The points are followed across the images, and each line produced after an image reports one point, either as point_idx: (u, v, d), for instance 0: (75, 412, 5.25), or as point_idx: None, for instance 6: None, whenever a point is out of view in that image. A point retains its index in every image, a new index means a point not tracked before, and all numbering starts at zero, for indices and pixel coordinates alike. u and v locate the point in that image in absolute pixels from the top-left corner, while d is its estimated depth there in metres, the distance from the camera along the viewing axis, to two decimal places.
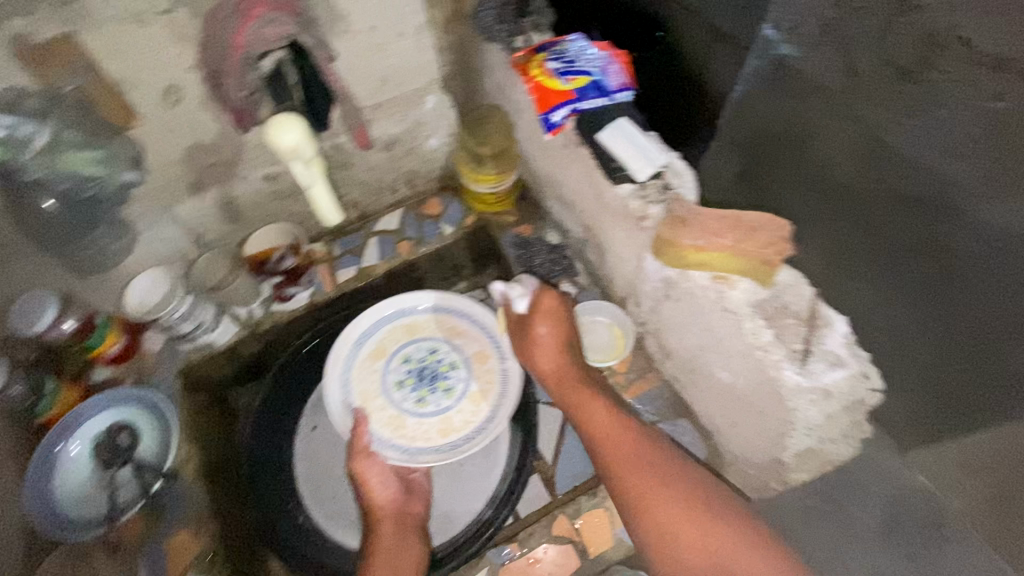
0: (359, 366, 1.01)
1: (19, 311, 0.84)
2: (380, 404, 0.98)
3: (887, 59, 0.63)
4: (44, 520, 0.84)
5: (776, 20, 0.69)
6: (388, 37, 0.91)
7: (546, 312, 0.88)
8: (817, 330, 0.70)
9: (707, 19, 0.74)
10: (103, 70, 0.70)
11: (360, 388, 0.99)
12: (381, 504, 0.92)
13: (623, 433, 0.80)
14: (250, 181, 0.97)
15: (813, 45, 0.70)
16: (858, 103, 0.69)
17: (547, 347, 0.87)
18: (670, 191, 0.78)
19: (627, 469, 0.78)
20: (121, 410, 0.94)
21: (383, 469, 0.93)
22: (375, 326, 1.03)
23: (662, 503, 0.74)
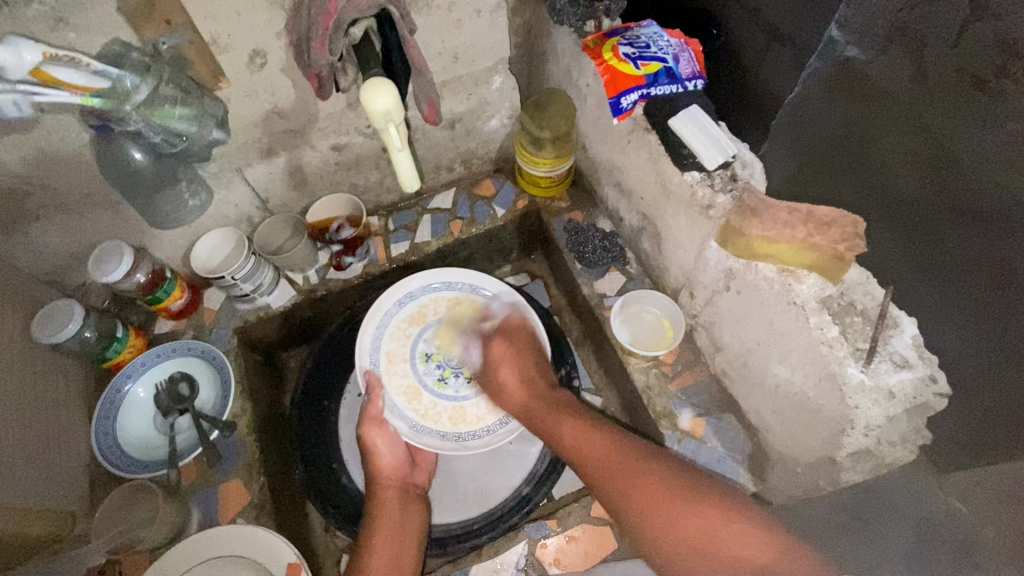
0: (394, 328, 1.01)
1: (99, 260, 0.89)
2: (404, 370, 0.98)
3: (879, 84, 0.58)
4: (109, 455, 0.90)
5: (841, 17, 0.58)
6: (465, 14, 0.93)
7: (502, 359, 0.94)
8: (885, 331, 0.68)
9: (765, 19, 0.70)
10: (200, 29, 0.73)
11: (388, 350, 0.99)
12: (386, 470, 0.90)
13: (609, 442, 0.78)
14: (318, 149, 1.00)
15: (873, 41, 0.56)
16: (870, 121, 0.60)
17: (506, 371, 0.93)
18: (738, 181, 0.78)
19: (615, 472, 0.75)
20: (184, 360, 0.99)
21: (393, 439, 0.92)
22: (418, 294, 1.03)
23: (649, 503, 0.70)
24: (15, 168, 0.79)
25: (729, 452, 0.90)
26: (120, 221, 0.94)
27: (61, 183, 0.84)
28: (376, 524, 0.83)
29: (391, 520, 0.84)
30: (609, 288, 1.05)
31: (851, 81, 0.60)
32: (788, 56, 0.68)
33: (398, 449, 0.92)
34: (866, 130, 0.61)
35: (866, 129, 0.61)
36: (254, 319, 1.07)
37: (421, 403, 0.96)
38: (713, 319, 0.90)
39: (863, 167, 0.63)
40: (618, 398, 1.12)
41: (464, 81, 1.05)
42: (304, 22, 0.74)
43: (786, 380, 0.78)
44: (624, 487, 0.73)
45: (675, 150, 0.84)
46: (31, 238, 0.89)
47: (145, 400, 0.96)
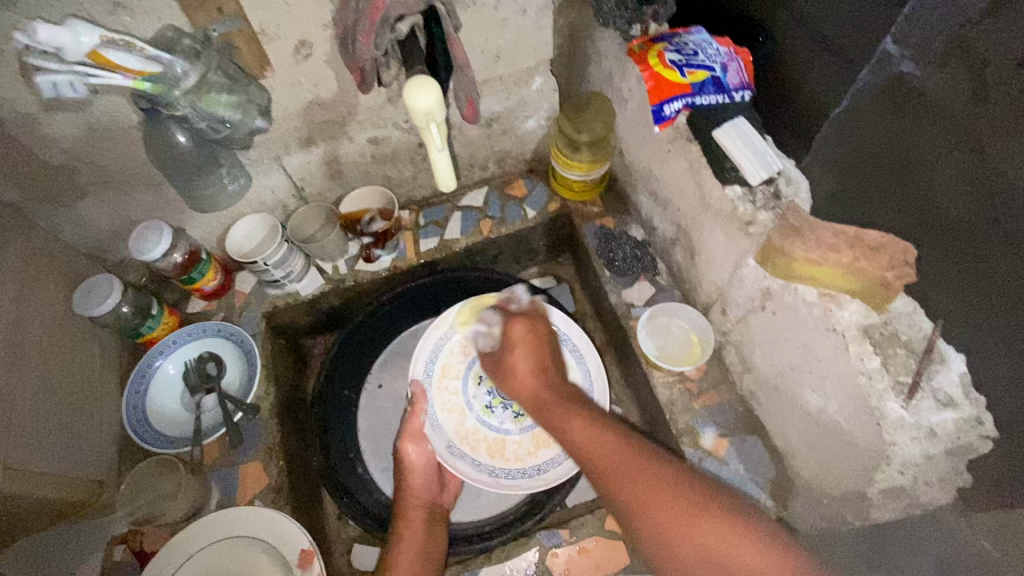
0: (456, 343, 1.01)
1: (138, 238, 0.91)
2: (452, 387, 1.00)
3: (931, 102, 0.55)
4: (138, 427, 0.93)
5: (898, 29, 0.56)
6: (510, 13, 0.92)
7: (519, 342, 0.85)
8: (929, 365, 0.64)
9: (811, 27, 0.67)
10: (250, 19, 0.74)
11: (444, 363, 1.00)
12: (414, 485, 0.92)
13: (609, 440, 0.70)
14: (356, 142, 1.01)
15: (931, 56, 0.54)
16: (920, 141, 0.58)
17: (523, 374, 0.83)
18: (782, 200, 0.75)
19: (625, 471, 0.65)
20: (214, 341, 1.02)
21: (428, 457, 0.94)
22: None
23: (659, 510, 0.61)
24: (67, 144, 0.82)
25: (751, 475, 0.87)
26: (162, 201, 0.96)
27: (109, 160, 0.87)
28: (402, 540, 0.85)
29: (415, 540, 0.85)
30: (637, 298, 1.03)
31: (904, 98, 0.58)
32: (835, 67, 0.65)
33: (431, 466, 0.93)
34: (916, 152, 0.59)
35: (916, 150, 0.58)
36: (283, 305, 1.09)
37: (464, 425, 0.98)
38: (744, 338, 0.87)
39: (910, 190, 0.61)
40: (638, 411, 1.10)
41: (505, 80, 1.04)
42: (352, 15, 0.75)
43: (818, 408, 0.75)
44: (631, 490, 0.64)
45: (717, 163, 0.82)
46: (78, 212, 0.92)
47: (174, 376, 0.99)
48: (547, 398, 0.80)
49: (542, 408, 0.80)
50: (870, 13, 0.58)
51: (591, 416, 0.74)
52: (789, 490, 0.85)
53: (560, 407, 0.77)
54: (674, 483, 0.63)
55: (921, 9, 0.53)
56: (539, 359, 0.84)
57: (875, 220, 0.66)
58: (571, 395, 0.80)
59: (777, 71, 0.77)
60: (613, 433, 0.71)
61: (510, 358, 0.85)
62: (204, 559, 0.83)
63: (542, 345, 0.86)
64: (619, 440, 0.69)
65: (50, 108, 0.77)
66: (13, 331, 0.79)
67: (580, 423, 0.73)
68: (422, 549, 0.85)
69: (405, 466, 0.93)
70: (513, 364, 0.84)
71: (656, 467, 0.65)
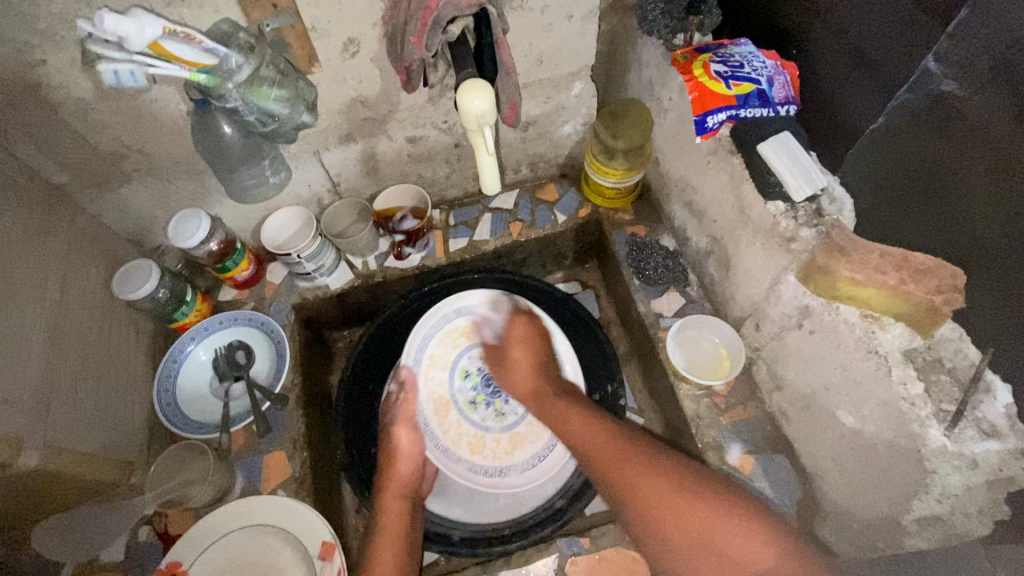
0: (446, 336, 1.07)
1: (178, 226, 0.92)
2: (439, 378, 1.05)
3: (973, 123, 0.55)
4: (167, 410, 0.95)
5: (941, 47, 0.56)
6: (556, 18, 0.92)
7: (518, 339, 0.98)
8: (975, 396, 0.62)
9: (852, 44, 0.68)
10: (302, 16, 0.76)
11: (433, 353, 1.06)
12: (400, 471, 0.92)
13: (606, 437, 0.79)
14: (393, 140, 1.01)
15: (973, 77, 0.54)
16: (955, 160, 0.58)
17: (521, 366, 0.95)
18: (825, 217, 0.74)
19: (613, 465, 0.75)
20: (244, 329, 1.03)
21: (415, 445, 0.95)
22: (474, 311, 1.07)
23: (659, 506, 0.69)
24: (116, 131, 0.84)
25: (777, 495, 0.86)
26: (201, 189, 0.98)
27: (154, 148, 0.88)
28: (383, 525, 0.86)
29: (396, 519, 0.87)
30: (667, 308, 1.02)
31: (943, 117, 0.57)
32: (871, 82, 0.67)
33: (417, 457, 0.94)
34: (949, 170, 0.58)
35: (952, 169, 0.58)
36: (312, 298, 1.10)
37: (447, 416, 1.04)
38: (778, 355, 0.86)
39: (942, 208, 0.60)
40: (660, 421, 1.10)
41: (545, 85, 1.04)
42: (402, 15, 0.76)
43: (854, 430, 0.74)
44: (615, 470, 0.75)
45: (760, 177, 0.81)
46: (121, 197, 0.94)
47: (205, 363, 1.00)
48: (546, 399, 0.91)
49: (545, 398, 0.91)
50: (910, 32, 0.59)
51: (590, 416, 0.84)
52: (816, 511, 0.84)
53: (558, 400, 0.90)
54: (664, 476, 0.71)
55: (966, 27, 0.53)
56: (536, 356, 0.96)
57: (911, 238, 0.65)
58: (570, 399, 0.89)
59: (821, 87, 0.76)
60: (610, 434, 0.80)
61: (509, 352, 0.97)
62: (229, 546, 0.84)
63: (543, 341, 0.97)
64: (598, 432, 0.81)
65: (104, 95, 0.78)
66: (56, 311, 0.81)
67: (581, 429, 0.82)
68: (401, 532, 0.86)
69: (390, 449, 0.94)
70: (512, 356, 0.96)
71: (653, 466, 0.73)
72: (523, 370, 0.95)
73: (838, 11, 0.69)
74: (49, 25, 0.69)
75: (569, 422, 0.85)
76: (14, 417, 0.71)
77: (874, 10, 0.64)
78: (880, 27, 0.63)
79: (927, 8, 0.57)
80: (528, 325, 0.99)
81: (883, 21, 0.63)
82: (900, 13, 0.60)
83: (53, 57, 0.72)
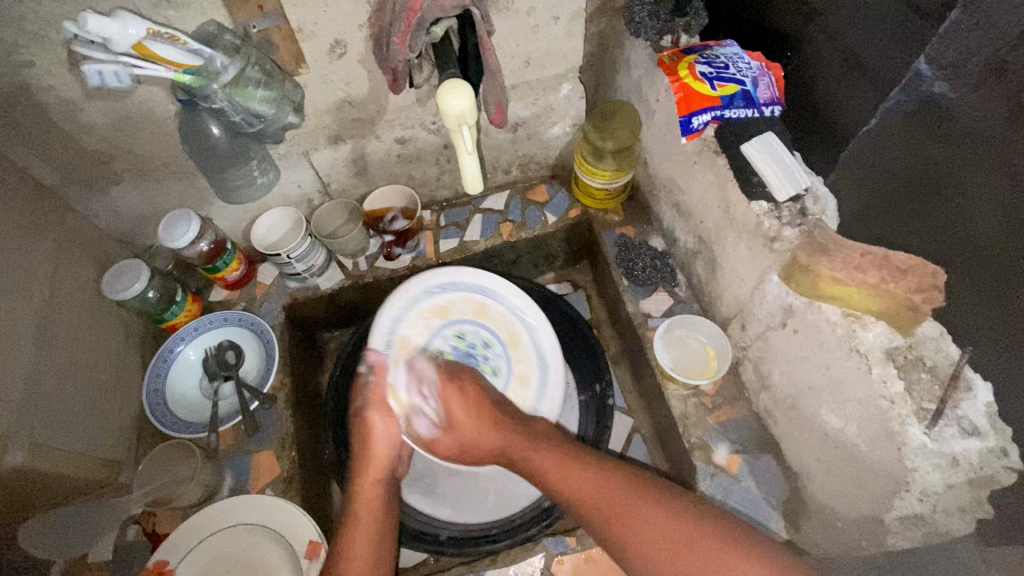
0: (417, 313, 0.99)
1: (167, 226, 0.92)
2: (410, 360, 0.98)
3: (963, 125, 0.55)
4: (155, 410, 0.95)
5: (932, 49, 0.56)
6: (543, 19, 0.92)
7: (466, 389, 0.86)
8: (955, 394, 0.63)
9: (844, 45, 0.69)
10: (288, 17, 0.76)
11: (404, 333, 0.97)
12: (376, 454, 0.84)
13: (591, 470, 0.73)
14: (383, 142, 1.02)
15: (965, 79, 0.54)
16: (945, 161, 0.58)
17: (467, 400, 0.85)
18: (808, 217, 0.75)
19: (607, 499, 0.70)
20: (233, 329, 1.03)
21: (391, 429, 0.86)
22: (450, 289, 1.02)
23: (647, 530, 0.65)
24: (105, 132, 0.85)
25: (762, 494, 0.86)
26: (190, 190, 0.98)
27: (144, 149, 0.89)
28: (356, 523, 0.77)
29: (367, 528, 0.77)
30: (655, 309, 1.02)
31: (936, 119, 0.58)
32: (864, 83, 0.67)
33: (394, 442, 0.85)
34: (941, 173, 0.59)
35: (942, 172, 0.58)
36: (302, 298, 1.10)
37: None
38: (763, 354, 0.86)
39: (933, 211, 0.61)
40: (649, 422, 1.09)
41: (534, 87, 1.05)
42: (387, 17, 0.76)
43: (837, 429, 0.74)
44: (609, 511, 0.69)
45: (744, 178, 0.81)
46: (111, 197, 0.95)
47: (195, 363, 1.00)
48: (513, 446, 0.81)
49: (507, 441, 0.82)
50: (903, 33, 0.59)
51: (577, 458, 0.76)
52: (801, 510, 0.84)
53: (531, 444, 0.80)
54: (647, 496, 0.69)
55: (958, 30, 0.53)
56: (493, 410, 0.85)
57: (899, 240, 0.66)
58: (534, 432, 0.83)
59: (809, 90, 0.77)
60: (596, 467, 0.74)
61: (449, 390, 0.86)
62: (216, 545, 0.84)
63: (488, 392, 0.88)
64: (591, 470, 0.73)
65: (92, 96, 0.79)
66: (44, 310, 0.82)
67: (553, 464, 0.76)
68: (375, 531, 0.77)
69: (365, 434, 0.85)
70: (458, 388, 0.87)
71: (645, 496, 0.68)
72: (462, 405, 0.84)
73: (827, 14, 0.70)
74: (37, 26, 0.69)
75: (539, 457, 0.78)
76: (1, 415, 0.71)
77: (870, 10, 0.64)
78: (875, 27, 0.63)
79: (921, 9, 0.57)
80: (466, 389, 0.85)
81: (877, 21, 0.63)
82: (893, 14, 0.60)
83: (42, 58, 0.73)
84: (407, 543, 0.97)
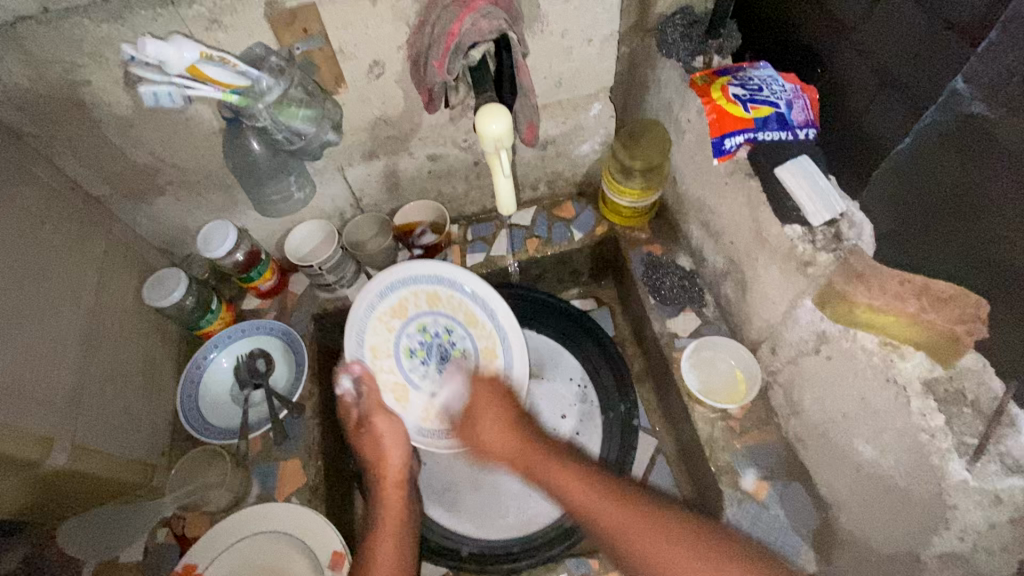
0: (377, 321, 0.97)
1: (205, 236, 0.95)
2: (387, 366, 0.98)
3: (1005, 146, 0.54)
4: (187, 416, 0.96)
5: (969, 68, 0.56)
6: (577, 41, 0.93)
7: (478, 409, 0.91)
8: (999, 429, 0.61)
9: (879, 63, 0.69)
10: (330, 39, 0.79)
11: (371, 343, 0.96)
12: (389, 460, 0.90)
13: (565, 466, 0.81)
14: (415, 158, 1.05)
15: (1005, 100, 0.53)
16: (982, 181, 0.57)
17: (493, 431, 0.88)
18: (843, 242, 0.74)
19: (578, 498, 0.77)
20: (265, 338, 1.05)
21: (394, 425, 0.92)
22: (395, 286, 0.96)
23: (636, 543, 0.70)
24: (153, 147, 0.88)
25: (792, 523, 0.84)
26: (230, 202, 1.02)
27: (188, 163, 0.93)
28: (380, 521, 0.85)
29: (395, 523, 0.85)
30: (682, 329, 1.02)
31: (973, 138, 0.57)
32: (900, 101, 0.68)
33: (400, 432, 0.92)
34: (983, 196, 0.58)
35: (983, 196, 0.58)
36: (331, 308, 1.12)
37: (407, 399, 0.98)
38: (795, 380, 0.84)
39: (973, 233, 0.60)
40: (674, 443, 1.08)
41: (564, 106, 1.05)
42: (426, 39, 0.79)
43: (872, 460, 0.72)
44: (584, 503, 0.77)
45: (777, 201, 0.80)
46: (154, 208, 0.99)
47: (226, 370, 1.02)
48: (529, 454, 0.85)
49: (529, 458, 0.85)
50: (938, 52, 0.60)
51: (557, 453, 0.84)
52: (832, 541, 0.82)
53: (540, 452, 0.85)
54: (635, 509, 0.74)
55: (995, 49, 0.53)
56: (509, 416, 0.89)
57: (940, 266, 0.65)
58: (545, 445, 0.86)
59: (844, 113, 0.77)
60: (564, 457, 0.83)
61: (473, 426, 0.90)
62: (242, 549, 0.85)
63: (510, 396, 0.91)
64: (559, 463, 0.82)
65: (143, 114, 0.83)
66: (89, 317, 0.85)
67: (551, 470, 0.82)
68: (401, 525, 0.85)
69: (375, 440, 0.91)
70: (478, 433, 0.88)
71: (600, 492, 0.77)
72: (495, 433, 0.88)
73: (863, 34, 0.71)
74: (96, 48, 0.73)
75: (538, 463, 0.84)
76: (48, 418, 0.75)
77: (902, 28, 0.64)
78: (907, 48, 0.64)
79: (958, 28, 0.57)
80: (491, 392, 0.91)
81: (913, 42, 0.63)
82: (929, 35, 0.61)
83: (99, 77, 0.77)
84: (430, 558, 0.98)
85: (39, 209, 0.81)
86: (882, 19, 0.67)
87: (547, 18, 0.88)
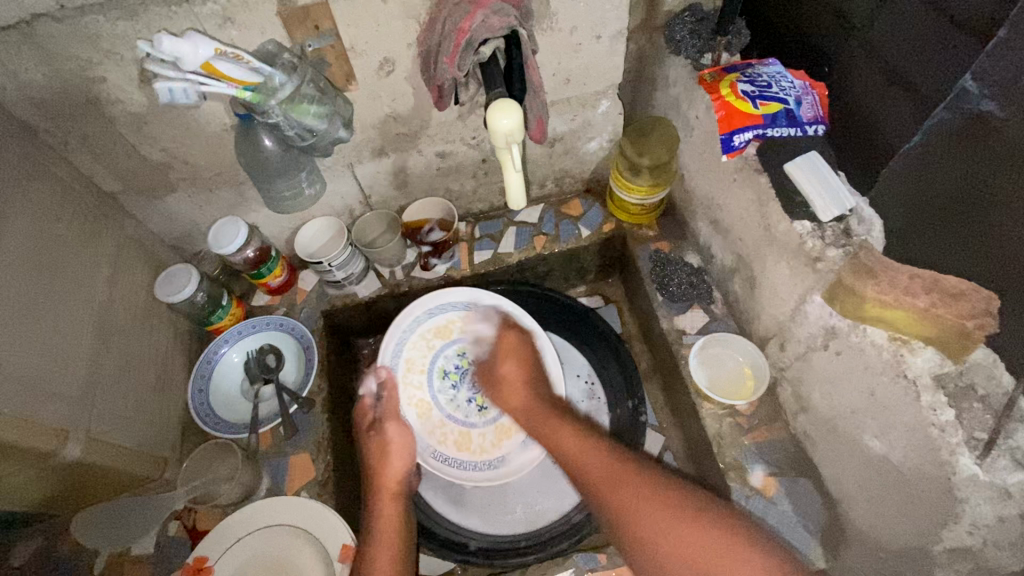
0: (419, 337, 1.07)
1: (217, 233, 0.96)
2: (417, 382, 1.06)
3: (1015, 144, 0.54)
4: (199, 410, 0.98)
5: (978, 67, 0.55)
6: (586, 38, 0.94)
7: (505, 356, 0.99)
8: (1009, 423, 0.62)
9: (886, 59, 0.69)
10: (341, 37, 0.80)
11: (409, 356, 1.06)
12: (390, 466, 0.90)
13: (591, 448, 0.81)
14: (424, 156, 1.05)
15: (1017, 97, 0.53)
16: (992, 178, 0.58)
17: (512, 383, 0.97)
18: (852, 238, 0.74)
19: (607, 486, 0.75)
20: (275, 333, 1.06)
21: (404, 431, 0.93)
22: (449, 308, 1.08)
23: (666, 540, 0.68)
24: (166, 144, 0.89)
25: (800, 518, 0.84)
26: (241, 199, 1.03)
27: (200, 159, 0.93)
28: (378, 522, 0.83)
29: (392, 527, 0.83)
30: (690, 325, 1.02)
31: (984, 135, 0.57)
32: (907, 100, 0.68)
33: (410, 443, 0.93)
34: (992, 193, 0.58)
35: (992, 193, 0.58)
36: (340, 304, 1.13)
37: (429, 417, 1.05)
38: (803, 375, 0.85)
39: (980, 227, 0.60)
40: (680, 439, 1.08)
41: (572, 103, 1.06)
42: (436, 36, 0.80)
43: (881, 456, 0.72)
44: (612, 488, 0.75)
45: (786, 197, 0.81)
46: (166, 204, 1.00)
47: (236, 364, 1.03)
48: (541, 411, 0.92)
49: (537, 416, 0.92)
50: (947, 49, 0.60)
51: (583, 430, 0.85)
52: (840, 537, 0.82)
53: (557, 419, 0.89)
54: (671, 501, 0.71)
55: (1005, 47, 0.53)
56: (527, 376, 0.97)
57: (949, 262, 0.65)
58: (562, 411, 0.91)
59: (853, 108, 0.77)
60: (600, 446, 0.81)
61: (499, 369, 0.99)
62: (252, 543, 0.86)
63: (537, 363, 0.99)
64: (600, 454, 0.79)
65: (157, 111, 0.84)
66: (103, 311, 0.86)
67: (570, 433, 0.85)
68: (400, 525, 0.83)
69: (381, 446, 0.92)
70: (502, 375, 0.98)
71: (632, 477, 0.75)
72: (516, 377, 0.97)
73: (872, 30, 0.70)
74: (112, 45, 0.74)
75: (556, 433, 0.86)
76: (64, 410, 0.76)
77: (911, 25, 0.64)
78: (916, 44, 0.64)
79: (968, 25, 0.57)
80: (519, 340, 1.00)
81: (921, 39, 0.63)
82: (938, 32, 0.61)
83: (114, 74, 0.78)
84: (439, 552, 0.99)
85: (55, 204, 0.82)
86: (892, 15, 0.67)
87: (556, 15, 0.88)
